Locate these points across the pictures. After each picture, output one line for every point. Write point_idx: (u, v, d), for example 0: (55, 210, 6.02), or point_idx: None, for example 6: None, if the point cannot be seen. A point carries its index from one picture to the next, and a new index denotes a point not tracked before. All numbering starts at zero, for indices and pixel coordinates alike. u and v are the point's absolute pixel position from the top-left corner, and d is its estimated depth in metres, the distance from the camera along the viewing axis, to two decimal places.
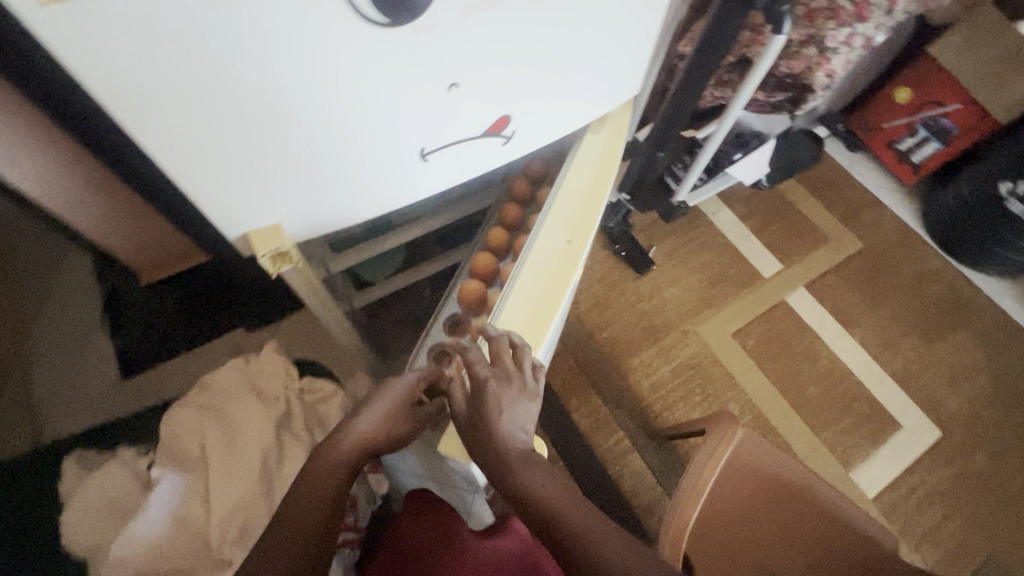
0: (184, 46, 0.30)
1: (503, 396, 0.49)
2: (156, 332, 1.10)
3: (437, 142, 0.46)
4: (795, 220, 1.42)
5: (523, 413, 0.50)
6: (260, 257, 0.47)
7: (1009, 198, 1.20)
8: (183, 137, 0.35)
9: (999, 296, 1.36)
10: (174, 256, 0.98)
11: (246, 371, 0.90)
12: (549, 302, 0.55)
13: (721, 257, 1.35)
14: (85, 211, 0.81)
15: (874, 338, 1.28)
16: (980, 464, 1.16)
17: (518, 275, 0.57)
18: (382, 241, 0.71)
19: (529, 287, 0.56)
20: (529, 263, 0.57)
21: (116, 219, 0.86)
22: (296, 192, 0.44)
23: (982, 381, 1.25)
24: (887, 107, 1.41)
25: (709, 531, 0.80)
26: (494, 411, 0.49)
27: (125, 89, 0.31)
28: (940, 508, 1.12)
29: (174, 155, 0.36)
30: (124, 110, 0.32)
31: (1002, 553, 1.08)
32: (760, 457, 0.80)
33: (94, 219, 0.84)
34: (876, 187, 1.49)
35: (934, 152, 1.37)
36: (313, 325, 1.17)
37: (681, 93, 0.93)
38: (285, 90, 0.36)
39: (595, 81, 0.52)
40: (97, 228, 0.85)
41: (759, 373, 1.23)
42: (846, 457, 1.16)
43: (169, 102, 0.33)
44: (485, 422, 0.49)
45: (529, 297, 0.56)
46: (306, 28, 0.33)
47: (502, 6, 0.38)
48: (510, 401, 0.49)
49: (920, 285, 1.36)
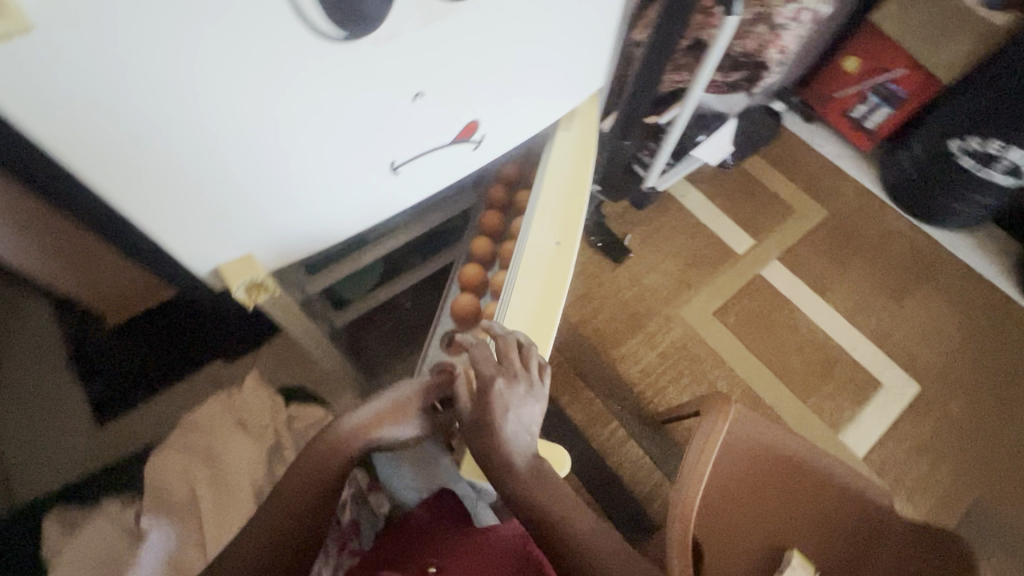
0: (130, 79, 0.29)
1: (509, 396, 0.48)
2: (127, 373, 1.05)
3: (407, 154, 0.45)
4: (762, 194, 1.45)
5: (527, 416, 0.49)
6: (235, 291, 0.45)
7: (959, 155, 1.25)
8: (138, 175, 0.34)
9: (958, 249, 1.42)
10: (141, 292, 0.93)
11: (230, 405, 0.87)
12: (548, 307, 0.55)
13: (694, 237, 1.37)
14: (41, 259, 0.76)
15: (847, 302, 1.32)
16: (958, 412, 1.21)
17: (513, 285, 0.56)
18: (358, 258, 0.69)
19: (521, 294, 0.55)
20: (520, 270, 0.56)
21: (75, 263, 0.81)
22: (264, 219, 0.42)
23: (952, 332, 1.30)
24: (837, 78, 1.46)
25: (716, 513, 0.80)
26: (500, 412, 0.47)
27: (69, 129, 0.29)
28: (927, 458, 1.16)
29: (130, 195, 0.34)
30: (71, 152, 0.30)
31: (989, 494, 1.13)
32: (754, 434, 0.81)
33: (50, 266, 0.78)
34: (835, 155, 1.53)
35: (886, 117, 1.42)
36: (293, 348, 1.14)
37: (642, 81, 0.93)
38: (245, 117, 0.34)
39: (560, 77, 0.51)
40: (56, 275, 0.80)
41: (743, 348, 1.25)
42: (835, 420, 1.19)
43: (118, 138, 0.31)
44: (487, 429, 0.48)
45: (528, 305, 0.55)
46: (259, 49, 0.31)
47: (460, 9, 0.37)
48: (514, 403, 0.48)
49: (885, 246, 1.40)
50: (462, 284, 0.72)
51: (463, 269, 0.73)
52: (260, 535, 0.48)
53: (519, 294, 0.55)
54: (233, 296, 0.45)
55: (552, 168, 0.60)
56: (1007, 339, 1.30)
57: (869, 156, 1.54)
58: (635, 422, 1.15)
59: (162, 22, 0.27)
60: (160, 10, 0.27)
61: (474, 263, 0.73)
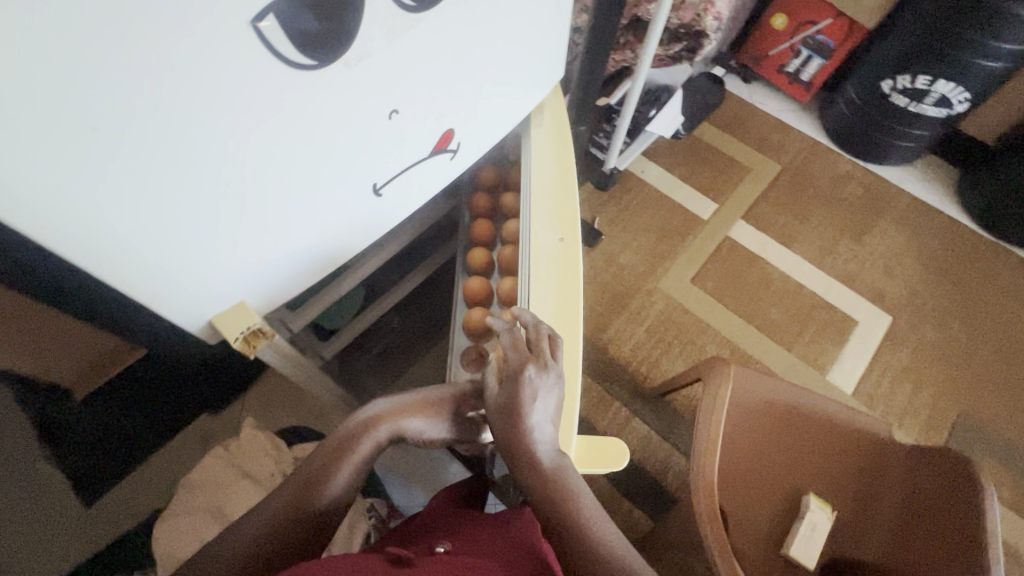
0: (98, 140, 0.27)
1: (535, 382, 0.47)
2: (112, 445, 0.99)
3: (388, 174, 0.44)
4: (716, 158, 1.48)
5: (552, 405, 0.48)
6: (233, 342, 0.43)
7: (892, 95, 1.32)
8: (116, 240, 0.31)
9: (901, 181, 1.49)
10: (110, 357, 0.88)
11: (230, 459, 0.83)
12: (568, 303, 0.55)
13: (660, 210, 1.39)
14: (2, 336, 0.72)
15: (812, 249, 1.37)
16: (929, 334, 1.28)
17: (528, 290, 0.55)
18: (341, 282, 0.66)
19: (536, 294, 0.55)
20: (531, 272, 0.56)
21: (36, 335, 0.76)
22: (253, 264, 0.40)
23: (911, 261, 1.37)
24: (767, 37, 1.52)
25: (734, 472, 0.82)
26: (527, 400, 0.46)
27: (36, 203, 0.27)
28: (909, 383, 1.22)
29: (110, 262, 0.32)
30: (40, 226, 0.28)
31: (969, 406, 1.20)
32: (758, 389, 0.84)
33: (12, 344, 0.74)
34: (777, 109, 1.58)
35: (819, 68, 1.48)
36: (282, 386, 1.12)
37: (591, 64, 0.94)
38: (222, 163, 0.32)
39: (525, 75, 0.51)
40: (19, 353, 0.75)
41: (724, 309, 1.28)
42: (821, 363, 1.23)
43: (92, 205, 0.29)
44: (512, 419, 0.46)
45: (549, 306, 0.54)
46: (232, 88, 0.29)
47: (427, 19, 0.36)
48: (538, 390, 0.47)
49: (837, 190, 1.46)
50: (470, 300, 0.72)
51: (466, 283, 0.73)
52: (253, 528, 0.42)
53: (534, 295, 0.54)
54: (231, 346, 0.44)
55: (535, 168, 0.60)
56: (960, 259, 1.38)
57: (809, 107, 1.60)
58: (634, 400, 1.16)
59: (126, 77, 0.25)
60: (122, 64, 0.25)
61: (476, 276, 0.73)
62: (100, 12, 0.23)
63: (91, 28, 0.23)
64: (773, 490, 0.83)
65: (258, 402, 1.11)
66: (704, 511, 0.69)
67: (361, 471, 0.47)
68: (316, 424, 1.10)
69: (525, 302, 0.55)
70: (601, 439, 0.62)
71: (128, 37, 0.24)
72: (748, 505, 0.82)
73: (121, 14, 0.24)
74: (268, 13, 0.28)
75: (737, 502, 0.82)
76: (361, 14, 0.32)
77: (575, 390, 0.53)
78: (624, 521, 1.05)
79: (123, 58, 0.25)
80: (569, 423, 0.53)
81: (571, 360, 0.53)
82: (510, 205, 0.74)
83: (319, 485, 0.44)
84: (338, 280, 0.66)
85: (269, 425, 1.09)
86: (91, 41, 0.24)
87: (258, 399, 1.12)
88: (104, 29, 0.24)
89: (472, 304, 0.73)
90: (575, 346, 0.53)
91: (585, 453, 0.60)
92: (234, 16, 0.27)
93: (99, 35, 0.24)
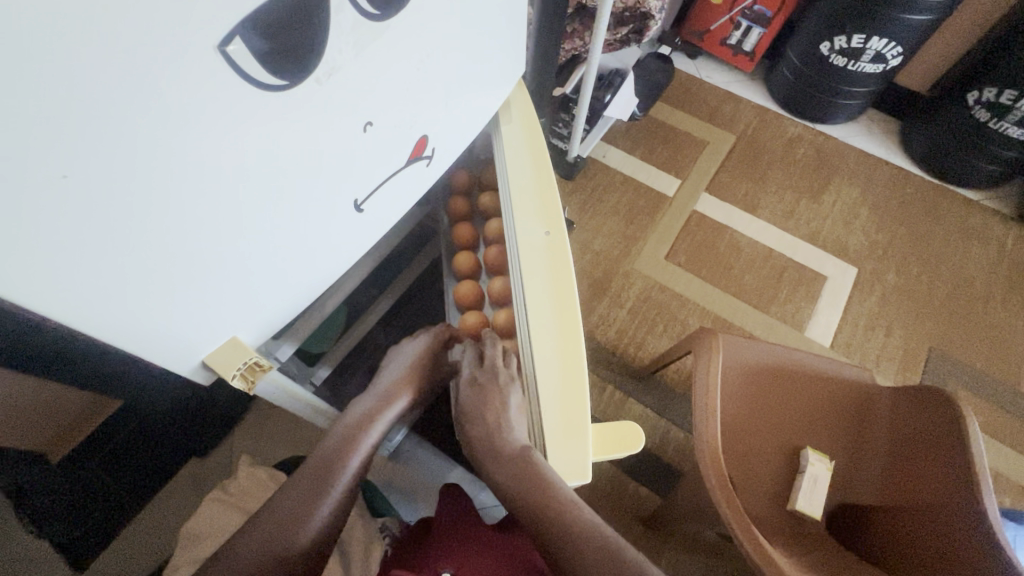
0: (70, 190, 0.25)
1: (497, 388, 0.57)
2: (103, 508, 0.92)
3: (367, 188, 0.43)
4: (673, 135, 1.51)
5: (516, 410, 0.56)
6: (230, 379, 0.42)
7: (831, 56, 1.37)
8: (101, 292, 0.30)
9: (849, 138, 1.56)
10: (88, 410, 0.84)
11: (231, 500, 0.81)
12: (564, 293, 0.55)
13: (627, 192, 1.41)
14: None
15: (775, 212, 1.42)
16: (893, 280, 1.34)
17: (524, 286, 0.55)
18: (326, 300, 0.65)
19: (530, 289, 0.55)
20: (522, 268, 0.56)
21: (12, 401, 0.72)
22: (242, 297, 0.39)
23: (868, 212, 1.43)
24: (707, 12, 1.56)
25: (735, 436, 0.84)
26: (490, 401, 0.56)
27: (14, 265, 0.25)
28: (881, 328, 1.27)
29: (97, 316, 0.30)
30: (18, 291, 0.26)
31: (939, 343, 1.26)
32: (746, 354, 0.87)
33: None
34: (725, 81, 1.63)
35: (759, 37, 1.53)
36: (273, 416, 1.10)
37: (544, 55, 0.94)
38: (202, 196, 0.31)
39: (491, 73, 0.51)
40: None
41: (701, 281, 1.31)
42: (798, 321, 1.27)
43: (72, 258, 0.27)
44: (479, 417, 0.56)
45: (547, 299, 0.54)
46: (204, 115, 0.28)
47: (393, 26, 0.35)
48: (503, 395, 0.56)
49: (791, 152, 1.52)
50: (461, 305, 0.72)
51: (457, 289, 0.73)
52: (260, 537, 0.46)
53: (528, 291, 0.54)
54: (230, 383, 0.43)
55: (511, 164, 0.60)
56: (911, 205, 1.45)
57: (754, 76, 1.65)
58: (626, 381, 1.18)
59: (95, 117, 0.24)
60: (89, 105, 0.24)
61: (466, 280, 0.72)
62: (62, 52, 0.22)
63: (55, 71, 0.22)
64: (772, 448, 0.86)
65: (250, 436, 1.08)
66: (712, 474, 0.69)
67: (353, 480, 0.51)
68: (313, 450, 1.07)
69: (521, 298, 0.55)
70: (617, 425, 0.62)
71: (94, 75, 0.23)
72: (752, 466, 0.84)
73: (85, 52, 0.22)
74: (235, 34, 0.27)
75: (740, 463, 0.84)
76: (326, 28, 0.31)
77: (584, 378, 0.52)
78: (632, 501, 1.07)
79: (89, 97, 0.23)
80: (580, 416, 0.52)
81: (575, 349, 0.53)
82: (488, 204, 0.74)
83: (326, 487, 0.49)
84: (320, 301, 0.65)
85: (264, 458, 1.06)
86: (55, 84, 0.22)
87: (247, 435, 1.08)
88: (68, 69, 0.22)
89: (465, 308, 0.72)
90: (577, 335, 0.53)
91: (603, 440, 0.61)
92: (199, 41, 0.26)
93: (64, 77, 0.22)
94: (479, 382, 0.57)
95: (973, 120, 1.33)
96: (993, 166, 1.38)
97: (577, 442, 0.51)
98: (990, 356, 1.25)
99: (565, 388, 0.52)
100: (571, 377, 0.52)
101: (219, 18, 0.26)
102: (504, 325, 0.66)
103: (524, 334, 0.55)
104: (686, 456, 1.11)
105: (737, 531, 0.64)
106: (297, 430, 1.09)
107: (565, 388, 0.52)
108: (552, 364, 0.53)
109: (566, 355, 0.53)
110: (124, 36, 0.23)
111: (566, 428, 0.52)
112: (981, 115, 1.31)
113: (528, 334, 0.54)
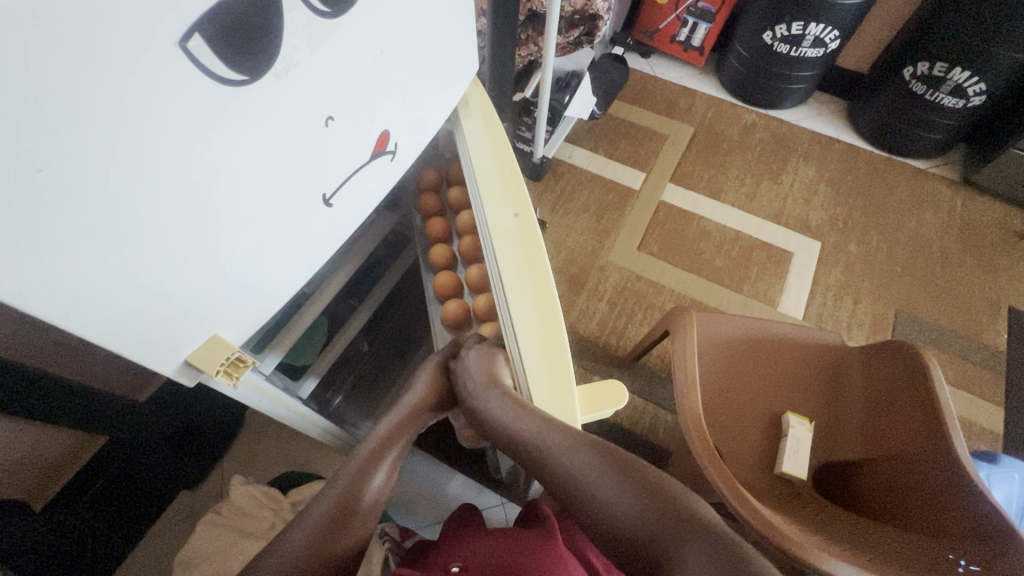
0: (51, 183, 0.27)
1: (492, 354, 0.59)
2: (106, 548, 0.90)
3: (334, 182, 0.45)
4: (634, 131, 1.56)
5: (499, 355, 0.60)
6: (214, 375, 0.44)
7: (775, 44, 1.44)
8: (93, 282, 0.31)
9: (800, 121, 1.63)
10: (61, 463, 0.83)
11: (225, 521, 0.80)
12: (539, 272, 0.57)
13: (595, 189, 1.45)
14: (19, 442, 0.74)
15: (737, 197, 1.47)
16: (855, 251, 1.39)
17: (501, 272, 0.57)
18: (306, 310, 0.66)
19: (513, 271, 0.57)
20: (496, 250, 0.58)
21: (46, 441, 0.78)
22: (221, 291, 0.40)
23: (826, 189, 1.49)
24: (655, 12, 1.63)
25: (716, 406, 0.87)
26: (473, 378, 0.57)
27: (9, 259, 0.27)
28: (850, 297, 1.32)
29: (92, 305, 0.32)
30: (16, 282, 0.28)
31: (905, 306, 1.31)
32: (721, 326, 0.90)
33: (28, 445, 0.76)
34: (678, 76, 1.70)
35: (706, 32, 1.60)
36: (265, 438, 1.09)
37: (498, 61, 0.97)
38: (180, 189, 0.33)
39: (444, 68, 0.53)
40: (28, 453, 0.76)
41: (675, 269, 1.34)
42: (770, 297, 1.32)
43: (61, 249, 0.29)
44: (488, 385, 0.56)
45: (523, 280, 0.57)
46: (170, 103, 0.30)
47: (344, 24, 0.37)
48: (492, 355, 0.59)
49: (747, 137, 1.58)
50: (440, 295, 0.74)
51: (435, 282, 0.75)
52: (295, 544, 0.48)
53: (509, 271, 0.57)
54: (213, 379, 0.44)
55: (475, 157, 0.62)
56: (866, 179, 1.52)
57: (706, 70, 1.72)
58: (612, 370, 1.20)
59: (75, 113, 0.26)
60: (69, 102, 0.26)
61: (444, 271, 0.74)
62: (41, 52, 0.24)
63: (34, 72, 0.24)
64: (755, 415, 0.89)
65: (242, 460, 1.06)
66: (694, 436, 0.72)
67: (389, 481, 0.56)
68: (304, 467, 1.06)
69: (499, 282, 0.57)
70: (602, 384, 0.63)
71: (74, 72, 0.25)
72: (735, 433, 0.87)
73: (68, 55, 0.25)
74: (194, 32, 0.29)
75: (722, 430, 0.86)
76: (279, 27, 0.34)
77: (564, 341, 0.55)
78: None
79: (69, 92, 0.25)
80: (566, 387, 0.55)
81: (555, 321, 0.55)
82: (457, 198, 0.76)
83: (369, 477, 0.54)
84: (299, 311, 0.65)
85: (257, 477, 1.04)
86: (38, 82, 0.24)
87: (238, 459, 1.06)
88: (53, 69, 0.24)
89: (443, 298, 0.74)
90: (557, 319, 0.55)
91: (591, 402, 0.62)
92: (160, 40, 0.28)
93: (47, 81, 0.24)
94: (474, 353, 0.59)
95: (911, 93, 1.41)
96: (935, 135, 1.46)
97: (565, 401, 0.55)
98: (953, 313, 1.31)
99: (553, 383, 0.55)
100: (554, 350, 0.55)
101: (180, 17, 0.28)
102: (485, 309, 0.69)
103: (510, 337, 0.56)
104: (676, 437, 1.13)
105: (720, 484, 0.65)
106: (288, 450, 1.07)
107: (549, 358, 0.55)
108: (537, 360, 0.54)
109: (552, 352, 0.55)
110: (102, 31, 0.25)
111: (554, 409, 0.54)
112: (918, 88, 1.39)
113: (515, 313, 0.55)
